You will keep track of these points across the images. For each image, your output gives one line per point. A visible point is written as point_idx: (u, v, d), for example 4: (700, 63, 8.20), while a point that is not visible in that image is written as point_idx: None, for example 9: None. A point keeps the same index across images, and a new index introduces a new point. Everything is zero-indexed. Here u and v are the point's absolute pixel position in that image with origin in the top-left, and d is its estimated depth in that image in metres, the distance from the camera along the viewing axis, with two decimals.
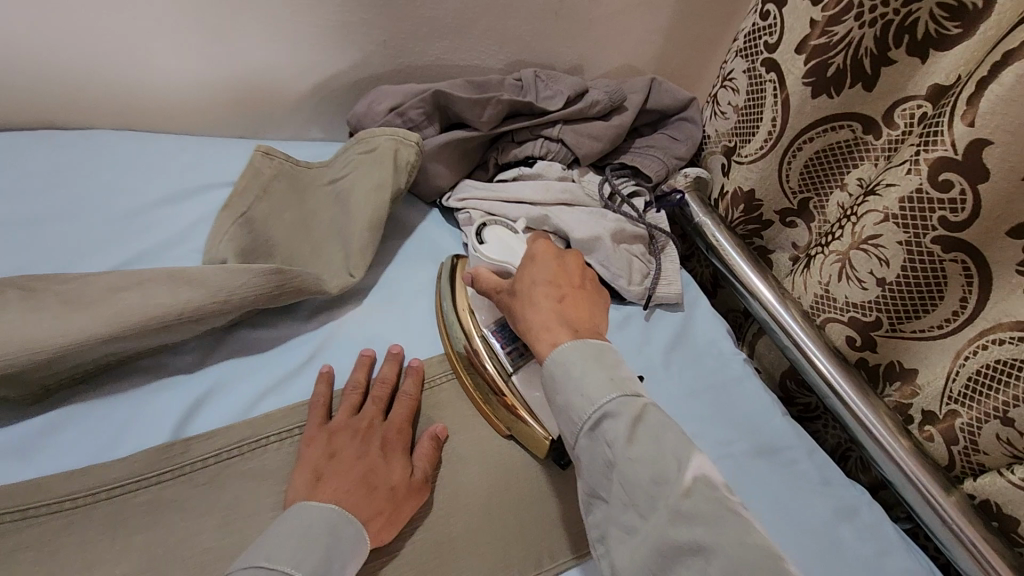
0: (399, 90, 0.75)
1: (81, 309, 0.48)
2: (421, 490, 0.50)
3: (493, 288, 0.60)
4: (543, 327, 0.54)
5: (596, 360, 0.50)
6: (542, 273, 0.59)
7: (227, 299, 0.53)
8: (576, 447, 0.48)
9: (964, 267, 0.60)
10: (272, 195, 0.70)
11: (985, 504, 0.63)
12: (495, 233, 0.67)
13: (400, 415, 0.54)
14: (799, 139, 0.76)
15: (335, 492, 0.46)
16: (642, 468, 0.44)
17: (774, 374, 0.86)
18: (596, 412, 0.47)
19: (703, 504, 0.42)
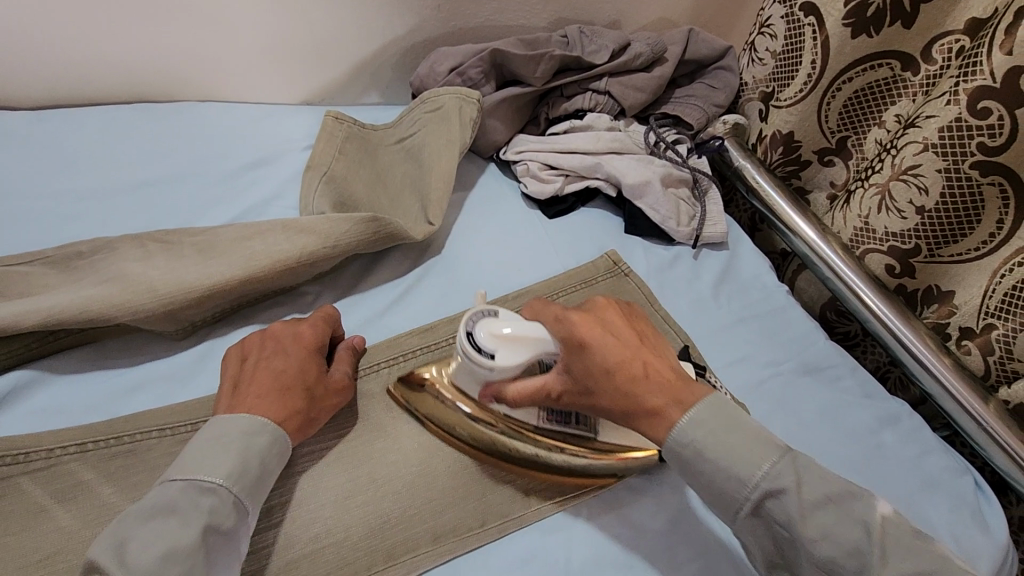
0: (458, 51, 0.80)
1: (217, 256, 0.56)
2: (342, 388, 0.55)
3: (538, 391, 0.53)
4: (653, 414, 0.49)
5: (726, 434, 0.47)
6: (607, 354, 0.50)
7: (335, 245, 0.59)
8: (735, 526, 0.48)
9: (1001, 190, 0.65)
10: (347, 155, 0.75)
11: (1019, 409, 0.69)
12: (490, 327, 0.53)
13: (308, 328, 0.56)
14: (838, 80, 0.81)
15: (254, 396, 0.49)
16: (731, 474, 0.46)
17: (815, 306, 0.91)
18: (755, 492, 0.45)
19: (789, 483, 0.45)
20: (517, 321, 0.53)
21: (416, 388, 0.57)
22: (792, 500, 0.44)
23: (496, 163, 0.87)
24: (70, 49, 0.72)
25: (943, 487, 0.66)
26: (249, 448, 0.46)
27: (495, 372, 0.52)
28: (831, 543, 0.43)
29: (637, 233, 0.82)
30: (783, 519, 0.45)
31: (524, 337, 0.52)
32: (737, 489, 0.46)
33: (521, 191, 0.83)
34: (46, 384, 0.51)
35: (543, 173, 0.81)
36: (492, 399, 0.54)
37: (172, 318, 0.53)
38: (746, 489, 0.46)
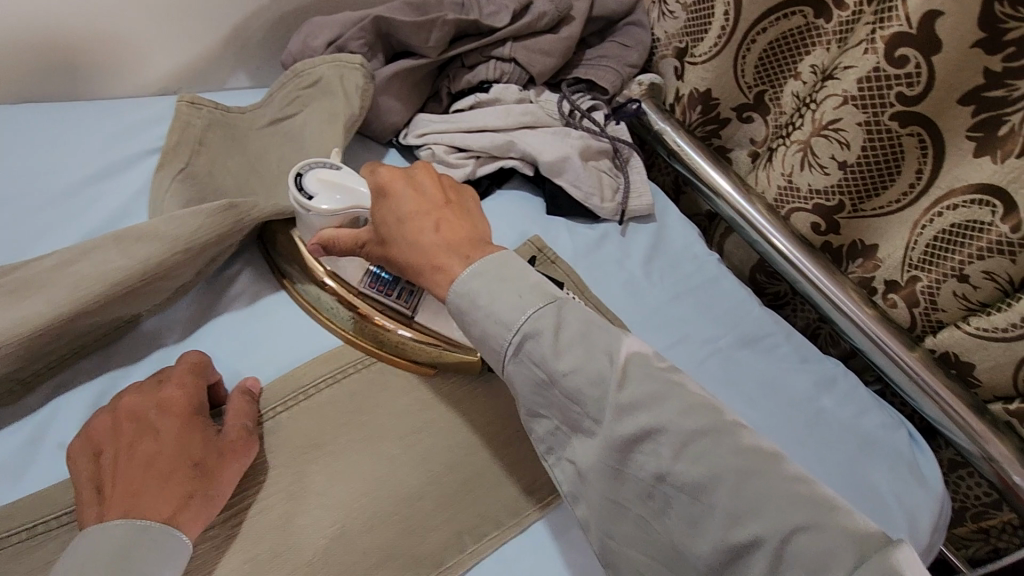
0: (335, 21, 0.69)
1: (41, 289, 0.50)
2: (243, 444, 0.50)
3: (353, 243, 0.55)
4: (433, 267, 0.49)
5: (503, 280, 0.47)
6: (405, 203, 0.51)
7: (187, 247, 0.54)
8: (506, 371, 0.47)
9: (920, 140, 0.63)
10: (209, 146, 0.65)
11: (944, 356, 0.68)
12: (317, 178, 0.57)
13: (174, 392, 0.50)
14: (752, 32, 0.76)
15: (126, 496, 0.44)
16: (580, 390, 0.44)
17: (744, 269, 0.89)
18: (516, 335, 0.46)
19: (645, 388, 0.43)
20: (343, 181, 0.57)
21: (298, 263, 0.62)
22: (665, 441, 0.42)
23: (398, 148, 0.78)
24: None
25: (881, 446, 0.67)
26: (124, 563, 0.40)
27: (310, 211, 0.56)
28: (637, 418, 0.43)
29: (560, 213, 0.77)
30: (643, 439, 0.43)
31: (343, 192, 0.56)
32: (501, 334, 0.46)
33: None
34: None
35: (450, 156, 0.73)
36: (320, 251, 0.56)
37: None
38: (507, 335, 0.46)
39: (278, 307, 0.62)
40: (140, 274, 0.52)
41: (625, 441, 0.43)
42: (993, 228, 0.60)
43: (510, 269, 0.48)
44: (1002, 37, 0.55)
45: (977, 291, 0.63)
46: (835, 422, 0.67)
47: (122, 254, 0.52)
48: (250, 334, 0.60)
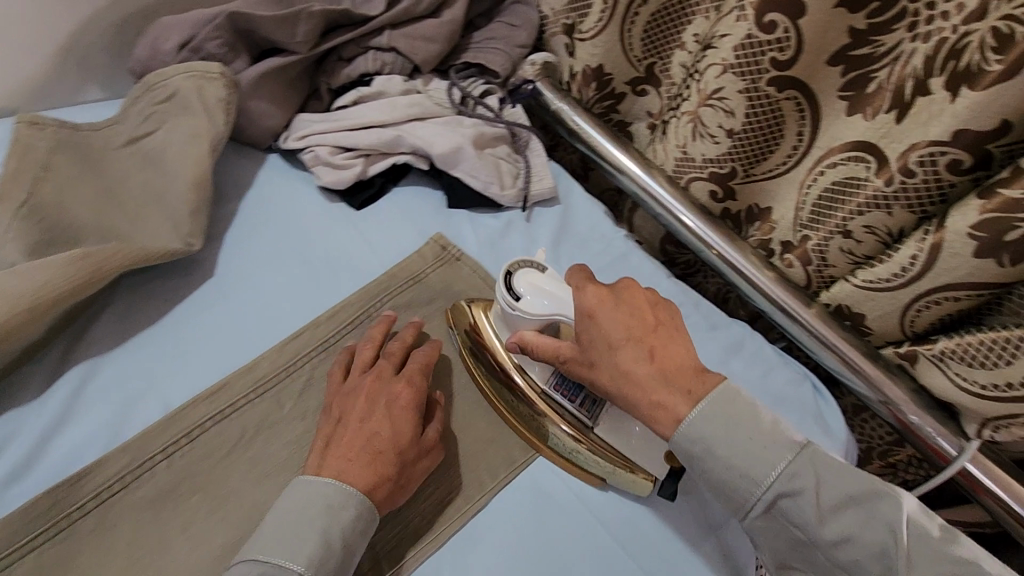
0: (186, 20, 0.64)
1: None
2: (432, 445, 0.54)
3: (550, 353, 0.54)
4: (657, 404, 0.49)
5: (728, 424, 0.47)
6: (611, 329, 0.51)
7: (34, 304, 0.48)
8: (748, 524, 0.48)
9: (796, 103, 0.65)
10: (57, 172, 0.57)
11: (838, 309, 0.71)
12: (529, 278, 0.56)
13: (412, 368, 0.56)
14: (633, 4, 0.75)
15: (340, 461, 0.49)
16: (841, 551, 0.44)
17: (654, 242, 0.90)
18: (769, 492, 0.46)
19: (876, 543, 0.44)
20: (551, 284, 0.55)
21: (475, 336, 0.61)
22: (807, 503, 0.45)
23: (279, 153, 0.73)
24: None
25: (790, 401, 0.69)
26: (335, 524, 0.46)
27: (517, 310, 0.55)
28: (854, 546, 0.44)
29: (462, 205, 0.74)
30: None
31: (551, 295, 0.54)
32: (749, 489, 0.46)
33: (314, 183, 0.70)
34: None
35: (335, 157, 0.69)
36: (514, 348, 0.56)
37: None
38: (759, 491, 0.46)
39: (154, 342, 0.57)
40: None
41: None
42: (869, 183, 0.61)
43: (738, 401, 0.49)
44: None
45: (861, 245, 0.65)
46: (792, 390, 0.70)
47: None
48: (127, 378, 0.55)
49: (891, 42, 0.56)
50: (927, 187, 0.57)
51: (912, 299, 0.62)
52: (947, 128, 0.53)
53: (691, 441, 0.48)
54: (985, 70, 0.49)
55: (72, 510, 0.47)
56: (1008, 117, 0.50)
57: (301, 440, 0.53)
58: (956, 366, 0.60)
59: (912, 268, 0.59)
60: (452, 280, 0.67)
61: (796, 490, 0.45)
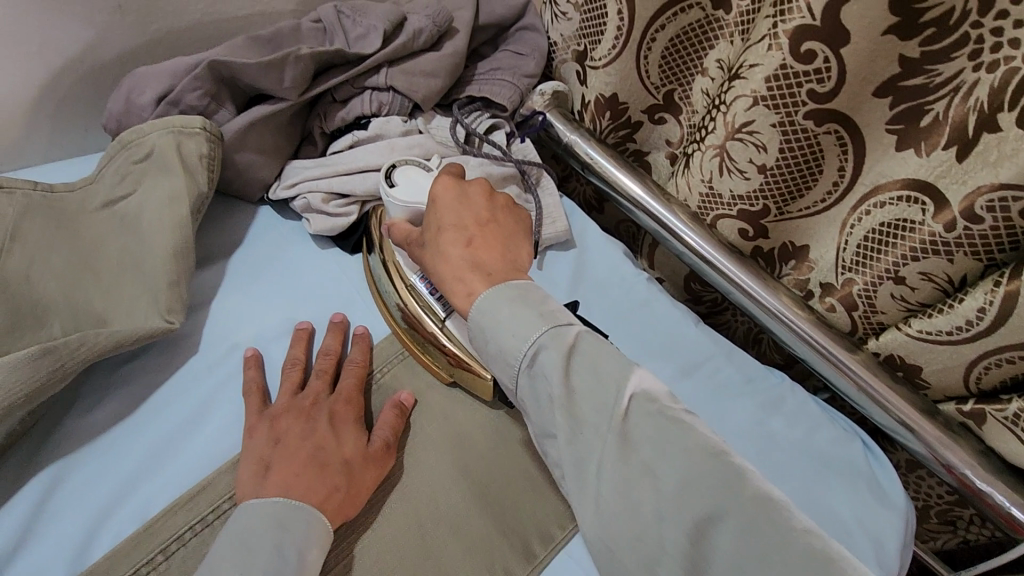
0: (163, 70, 0.59)
1: None
2: (383, 454, 0.52)
3: (408, 234, 0.57)
4: (452, 278, 0.52)
5: (523, 304, 0.48)
6: (445, 216, 0.54)
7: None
8: (518, 390, 0.48)
9: (838, 137, 0.58)
10: (26, 240, 0.53)
11: (889, 359, 0.64)
12: (407, 172, 0.59)
13: (348, 386, 0.56)
14: (651, 29, 0.69)
15: (285, 479, 0.47)
16: (586, 399, 0.45)
17: (676, 280, 0.84)
18: (530, 351, 0.47)
19: (645, 418, 0.45)
20: (427, 178, 0.59)
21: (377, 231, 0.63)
22: (559, 360, 0.46)
23: (272, 204, 0.68)
24: None
25: (837, 463, 0.62)
26: (289, 537, 0.44)
27: (393, 198, 0.57)
28: (589, 399, 0.45)
29: None
30: (644, 467, 0.43)
31: (420, 187, 0.58)
32: (516, 348, 0.47)
33: (307, 232, 0.66)
34: None
35: (330, 205, 0.63)
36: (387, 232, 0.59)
37: None
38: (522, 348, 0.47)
39: (139, 433, 0.53)
40: None
41: (624, 471, 0.43)
42: (924, 226, 0.55)
43: (533, 293, 0.49)
44: (917, 19, 0.49)
45: (915, 293, 0.58)
46: (798, 461, 0.62)
47: None
48: (112, 481, 0.50)
49: (951, 72, 0.49)
50: (995, 234, 0.50)
51: (976, 356, 0.55)
52: (1023, 169, 0.46)
53: (478, 317, 0.49)
54: None
55: None
56: None
57: None
58: None
59: (976, 323, 0.53)
60: None
61: (555, 347, 0.46)
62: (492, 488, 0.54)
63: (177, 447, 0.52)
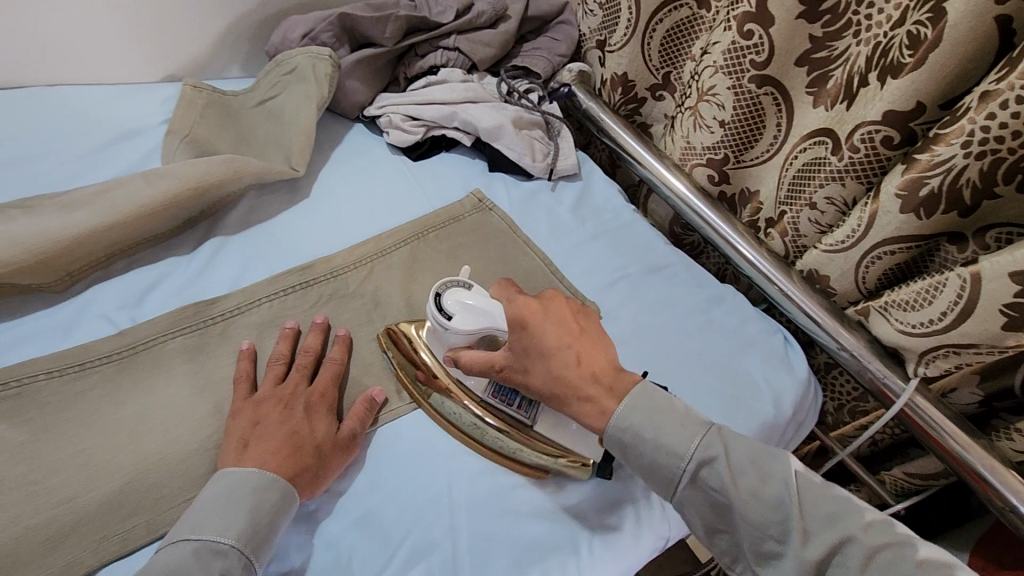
0: (309, 18, 0.87)
1: (81, 206, 0.62)
2: (348, 443, 0.58)
3: (484, 363, 0.61)
4: (582, 391, 0.57)
5: (658, 415, 0.56)
6: (546, 338, 0.59)
7: (197, 186, 0.67)
8: (677, 497, 0.55)
9: (774, 98, 0.80)
10: (208, 119, 0.81)
11: (810, 276, 0.83)
12: (458, 297, 0.62)
13: (323, 381, 0.61)
14: (651, 23, 0.93)
15: (262, 454, 0.53)
16: (755, 506, 0.52)
17: (664, 225, 1.05)
18: (692, 463, 0.54)
19: (814, 504, 0.52)
20: (484, 301, 0.62)
21: (401, 348, 0.66)
22: (722, 465, 0.53)
23: (365, 123, 0.93)
24: None
25: (758, 344, 0.81)
26: (259, 504, 0.50)
27: (449, 330, 0.61)
28: (757, 500, 0.52)
29: (499, 169, 0.92)
30: (830, 556, 0.50)
31: (479, 311, 0.61)
32: (674, 463, 0.54)
33: (385, 142, 0.90)
34: None
35: (405, 123, 0.89)
36: (450, 363, 0.63)
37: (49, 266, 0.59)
38: (684, 463, 0.54)
39: (267, 235, 0.73)
40: (161, 203, 0.64)
41: (814, 564, 0.50)
42: (827, 161, 0.75)
43: (654, 395, 0.57)
44: (818, 7, 0.71)
45: (824, 215, 0.78)
46: (728, 339, 0.80)
47: (146, 181, 0.65)
48: (256, 250, 0.71)
49: (841, 47, 0.71)
50: (869, 161, 0.70)
51: (861, 257, 0.74)
52: (879, 110, 0.66)
53: (623, 430, 0.56)
54: (902, 63, 0.63)
55: (204, 323, 0.62)
56: (921, 99, 0.63)
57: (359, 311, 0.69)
58: (897, 313, 0.72)
59: (857, 231, 0.72)
60: (483, 226, 0.82)
61: (711, 456, 0.54)
62: None
63: (297, 240, 0.74)
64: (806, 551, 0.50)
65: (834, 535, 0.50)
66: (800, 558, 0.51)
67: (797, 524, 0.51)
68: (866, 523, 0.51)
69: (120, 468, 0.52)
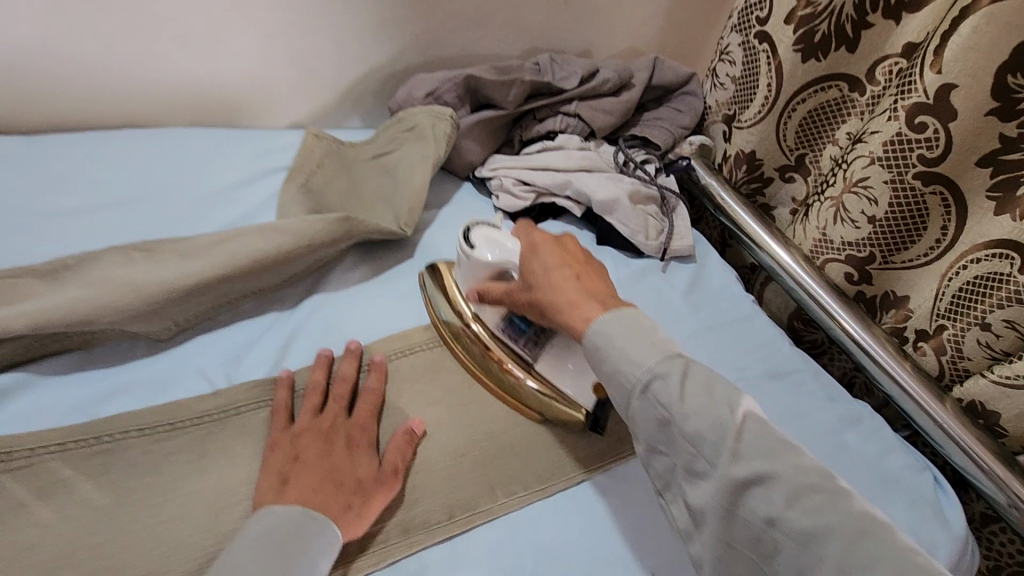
0: (434, 77, 0.85)
1: (195, 255, 0.60)
2: (392, 479, 0.54)
3: (499, 288, 0.63)
4: (572, 305, 0.55)
5: (636, 332, 0.52)
6: (548, 258, 0.59)
7: (310, 243, 0.64)
8: (630, 408, 0.51)
9: (943, 199, 0.70)
10: (324, 170, 0.82)
11: (972, 406, 0.71)
12: (483, 232, 0.64)
13: (363, 414, 0.57)
14: (793, 102, 0.86)
15: (303, 493, 0.50)
16: (699, 420, 0.47)
17: (782, 317, 0.95)
18: (646, 374, 0.50)
19: (757, 441, 0.46)
20: (502, 238, 0.63)
21: (437, 281, 0.69)
22: (676, 382, 0.49)
23: (473, 182, 0.91)
24: (92, 80, 0.78)
25: (904, 483, 0.68)
26: (301, 542, 0.46)
27: (472, 258, 0.63)
28: (700, 421, 0.47)
29: (610, 243, 0.86)
30: (755, 484, 0.45)
31: (501, 247, 0.63)
32: (632, 373, 0.50)
33: (494, 205, 0.87)
34: (25, 388, 0.52)
35: (517, 188, 0.85)
36: (472, 295, 0.65)
37: (159, 317, 0.56)
38: (635, 377, 0.50)
39: (368, 294, 0.69)
40: (272, 257, 0.62)
41: (738, 485, 0.45)
42: (1012, 279, 0.64)
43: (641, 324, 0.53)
44: (1015, 107, 0.61)
45: (1000, 340, 0.66)
46: (865, 475, 0.68)
47: (262, 234, 0.63)
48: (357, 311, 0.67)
49: None
50: None
51: None
52: None
53: (595, 339, 0.53)
54: None
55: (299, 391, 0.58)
56: None
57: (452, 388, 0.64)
58: None
59: None
60: None
61: (667, 372, 0.49)
62: None
63: (401, 302, 0.70)
64: (733, 470, 0.45)
65: (756, 466, 0.45)
66: (724, 479, 0.46)
67: (730, 441, 0.46)
68: (805, 469, 0.45)
69: (192, 552, 0.46)
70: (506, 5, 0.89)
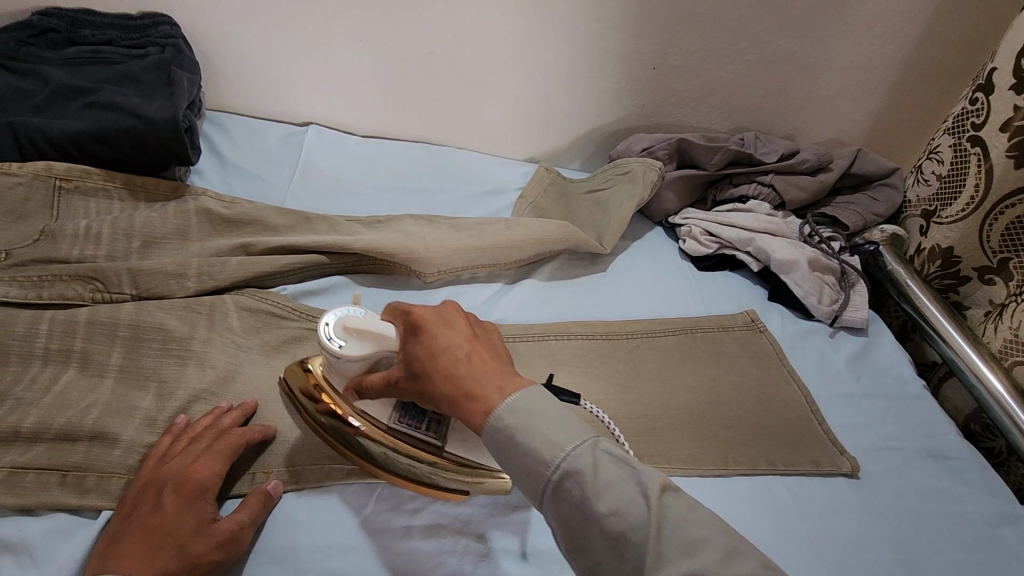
0: (652, 136, 1.04)
1: (463, 230, 0.85)
2: (225, 540, 0.54)
3: (383, 383, 0.57)
4: (469, 396, 0.50)
5: (536, 416, 0.47)
6: (434, 349, 0.53)
7: (536, 237, 0.85)
8: (541, 505, 0.47)
9: None
10: (548, 194, 1.04)
11: None
12: (350, 323, 0.59)
13: (219, 464, 0.58)
14: (1002, 205, 0.87)
15: (121, 551, 0.51)
16: (614, 518, 0.43)
17: (958, 416, 0.92)
18: (557, 471, 0.45)
19: (685, 532, 0.43)
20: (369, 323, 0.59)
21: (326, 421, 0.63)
22: (585, 481, 0.44)
23: (664, 228, 1.05)
24: (402, 110, 1.08)
25: None
26: None
27: (341, 359, 0.58)
28: (621, 518, 0.43)
29: (781, 301, 0.94)
30: None
31: (371, 340, 0.58)
32: (540, 470, 0.46)
33: (679, 247, 1.01)
34: (343, 288, 0.79)
35: (702, 236, 0.98)
36: (355, 392, 0.61)
37: (431, 264, 0.80)
38: (549, 471, 0.45)
39: (567, 287, 0.88)
40: (507, 241, 0.84)
41: None
42: None
43: (536, 398, 0.49)
44: None
45: None
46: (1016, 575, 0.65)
47: (505, 225, 0.87)
48: (550, 298, 0.85)
49: None
50: None
51: None
52: None
53: (499, 431, 0.48)
54: None
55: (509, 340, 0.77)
56: None
57: (618, 373, 0.77)
58: None
59: None
60: (750, 342, 0.85)
61: (579, 469, 0.45)
62: (743, 420, 0.75)
63: (589, 299, 0.87)
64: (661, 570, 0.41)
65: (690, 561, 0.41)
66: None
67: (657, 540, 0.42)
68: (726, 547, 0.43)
69: None
70: (723, 90, 1.05)
